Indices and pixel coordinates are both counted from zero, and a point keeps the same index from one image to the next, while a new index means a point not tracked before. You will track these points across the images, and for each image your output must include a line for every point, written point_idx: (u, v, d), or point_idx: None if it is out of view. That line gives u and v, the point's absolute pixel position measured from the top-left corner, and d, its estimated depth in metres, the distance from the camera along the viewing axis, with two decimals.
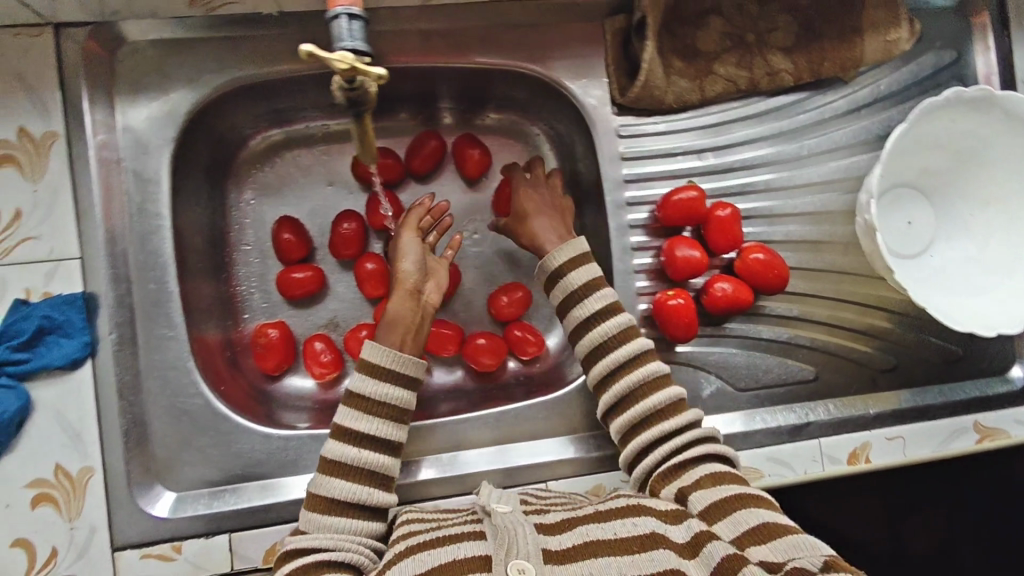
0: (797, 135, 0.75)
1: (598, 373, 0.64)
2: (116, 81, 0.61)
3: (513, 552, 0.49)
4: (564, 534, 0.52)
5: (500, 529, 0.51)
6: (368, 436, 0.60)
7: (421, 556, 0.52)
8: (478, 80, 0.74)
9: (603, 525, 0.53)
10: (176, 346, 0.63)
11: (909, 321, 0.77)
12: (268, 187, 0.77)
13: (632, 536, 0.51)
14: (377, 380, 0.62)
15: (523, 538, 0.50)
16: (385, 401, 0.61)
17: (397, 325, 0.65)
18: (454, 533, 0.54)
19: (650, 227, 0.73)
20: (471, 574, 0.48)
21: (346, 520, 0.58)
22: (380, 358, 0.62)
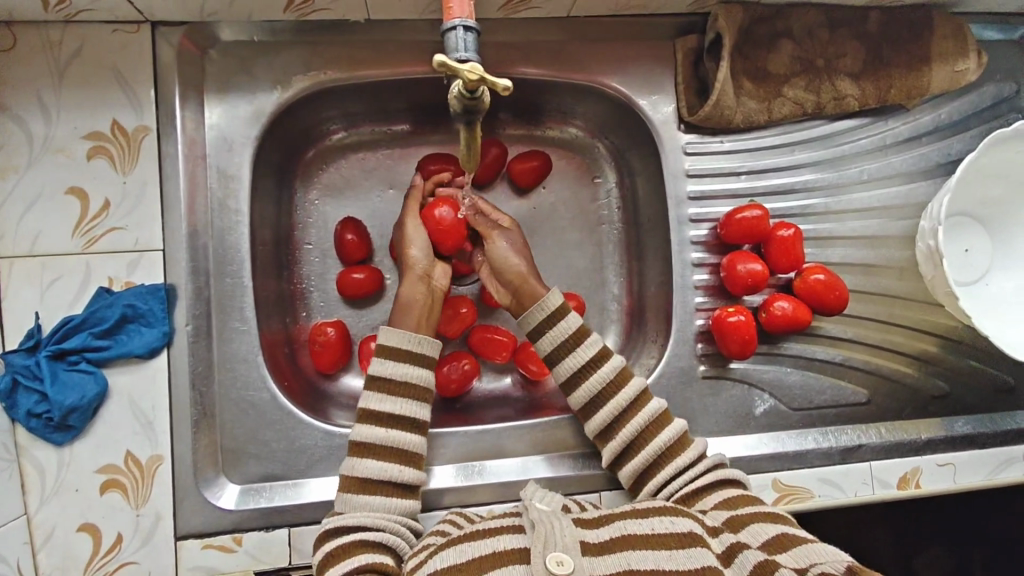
0: (859, 159, 0.76)
1: (599, 426, 0.65)
2: (205, 80, 0.64)
3: (550, 545, 0.50)
4: (601, 528, 0.53)
5: (535, 523, 0.52)
6: (391, 417, 0.61)
7: (460, 547, 0.53)
8: (546, 91, 0.76)
9: (640, 521, 0.54)
10: (248, 339, 0.64)
11: (963, 348, 0.77)
12: (333, 188, 0.78)
13: (670, 533, 0.52)
14: (397, 362, 0.63)
15: (559, 530, 0.51)
16: (409, 379, 0.63)
17: (410, 310, 0.67)
18: (494, 527, 0.55)
19: (710, 244, 0.73)
20: (511, 566, 0.49)
21: (382, 498, 0.59)
22: (394, 339, 0.64)
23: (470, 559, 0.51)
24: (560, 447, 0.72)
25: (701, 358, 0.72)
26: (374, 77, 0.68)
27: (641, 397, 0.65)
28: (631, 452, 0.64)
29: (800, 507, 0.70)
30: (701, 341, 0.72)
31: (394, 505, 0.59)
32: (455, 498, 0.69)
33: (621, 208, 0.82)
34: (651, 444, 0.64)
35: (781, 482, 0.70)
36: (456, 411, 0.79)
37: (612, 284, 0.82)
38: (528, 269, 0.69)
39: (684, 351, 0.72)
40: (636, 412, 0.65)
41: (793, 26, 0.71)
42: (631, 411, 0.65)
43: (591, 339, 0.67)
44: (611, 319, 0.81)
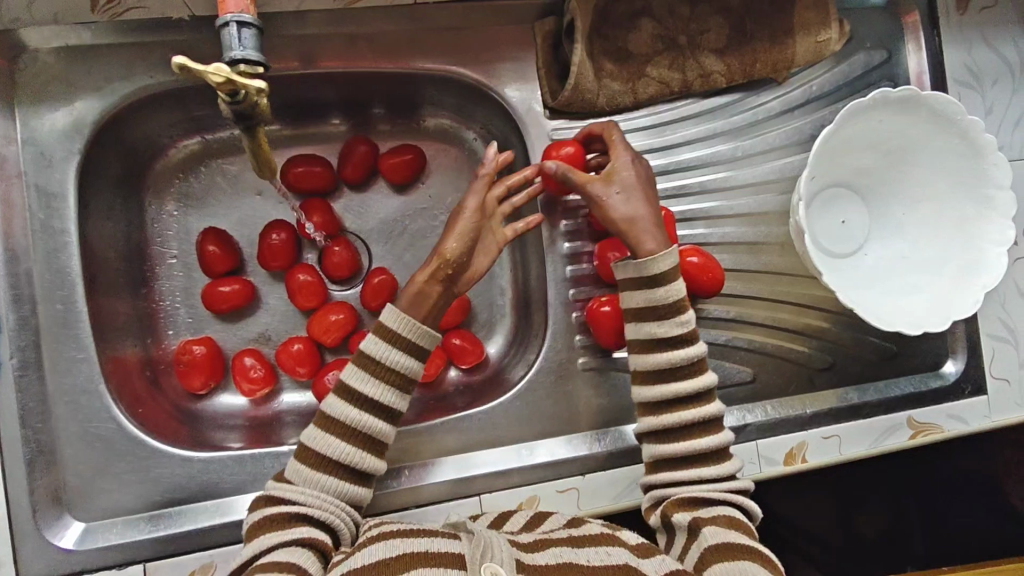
0: (732, 136, 0.75)
1: (647, 339, 0.60)
2: (17, 91, 0.59)
3: (487, 554, 0.47)
4: (538, 554, 0.51)
5: (477, 538, 0.50)
6: (359, 423, 0.56)
7: (391, 542, 0.51)
8: (409, 84, 0.72)
9: (576, 550, 0.51)
10: (87, 368, 0.60)
11: (846, 319, 0.77)
12: (191, 197, 0.74)
13: (604, 564, 0.50)
14: (397, 351, 0.58)
15: (500, 544, 0.49)
16: (397, 367, 0.58)
17: (424, 299, 0.60)
18: (432, 530, 0.54)
19: (584, 232, 0.72)
20: (440, 567, 0.47)
21: (331, 478, 0.56)
22: (405, 328, 0.58)
23: (398, 555, 0.49)
24: None
25: (582, 350, 0.71)
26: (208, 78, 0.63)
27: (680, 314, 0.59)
28: (665, 375, 0.59)
29: None
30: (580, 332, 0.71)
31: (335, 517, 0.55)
32: None
33: None
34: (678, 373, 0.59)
35: None
36: None
37: (498, 277, 0.80)
38: (646, 217, 0.62)
39: (563, 343, 0.70)
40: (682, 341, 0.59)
41: (653, 4, 0.69)
42: (669, 319, 0.59)
43: (664, 257, 0.60)
44: (500, 314, 0.80)
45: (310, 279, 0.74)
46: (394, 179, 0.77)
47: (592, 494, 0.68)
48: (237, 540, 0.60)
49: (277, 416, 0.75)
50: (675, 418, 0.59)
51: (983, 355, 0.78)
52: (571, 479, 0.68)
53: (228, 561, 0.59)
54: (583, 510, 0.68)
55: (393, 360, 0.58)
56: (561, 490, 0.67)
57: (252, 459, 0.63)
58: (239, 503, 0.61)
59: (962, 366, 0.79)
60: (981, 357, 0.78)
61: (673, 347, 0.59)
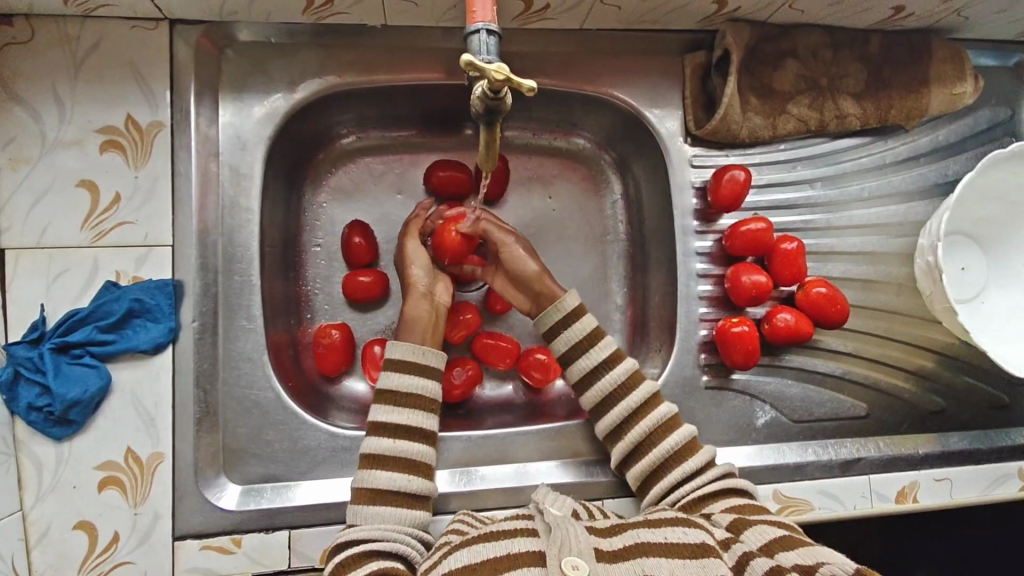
0: (859, 177, 0.78)
1: (610, 424, 0.66)
2: (221, 78, 0.65)
3: (565, 550, 0.49)
4: (615, 536, 0.53)
5: (552, 528, 0.52)
6: (405, 426, 0.61)
7: (474, 548, 0.52)
8: (558, 103, 0.77)
9: (654, 530, 0.53)
10: (254, 338, 0.63)
11: (959, 365, 0.79)
12: (341, 191, 0.79)
13: (683, 542, 0.52)
14: (403, 375, 0.63)
15: (575, 536, 0.51)
16: (411, 390, 0.62)
17: (416, 323, 0.67)
18: (511, 529, 0.54)
19: (714, 255, 0.75)
20: (526, 568, 0.48)
21: (396, 508, 0.58)
22: (401, 352, 0.64)
23: (483, 560, 0.50)
24: (561, 454, 0.72)
25: (704, 369, 0.73)
26: (386, 81, 0.68)
27: (633, 378, 0.67)
28: (638, 450, 0.65)
29: (800, 519, 0.71)
30: (705, 351, 0.73)
31: (405, 517, 0.58)
32: (456, 504, 0.69)
33: (626, 220, 0.83)
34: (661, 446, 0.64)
35: (781, 494, 0.71)
36: (458, 417, 0.78)
37: (615, 295, 0.83)
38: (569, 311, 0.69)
39: (688, 361, 0.73)
40: (642, 413, 0.65)
41: (798, 46, 0.73)
42: (628, 386, 0.66)
43: (603, 342, 0.68)
44: (613, 329, 0.82)
45: None
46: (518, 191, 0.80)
47: None
48: None
49: None
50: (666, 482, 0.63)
51: None
52: None
53: None
54: None
55: (416, 387, 0.63)
56: None
57: None
58: None
59: None
60: None
61: (624, 394, 0.66)
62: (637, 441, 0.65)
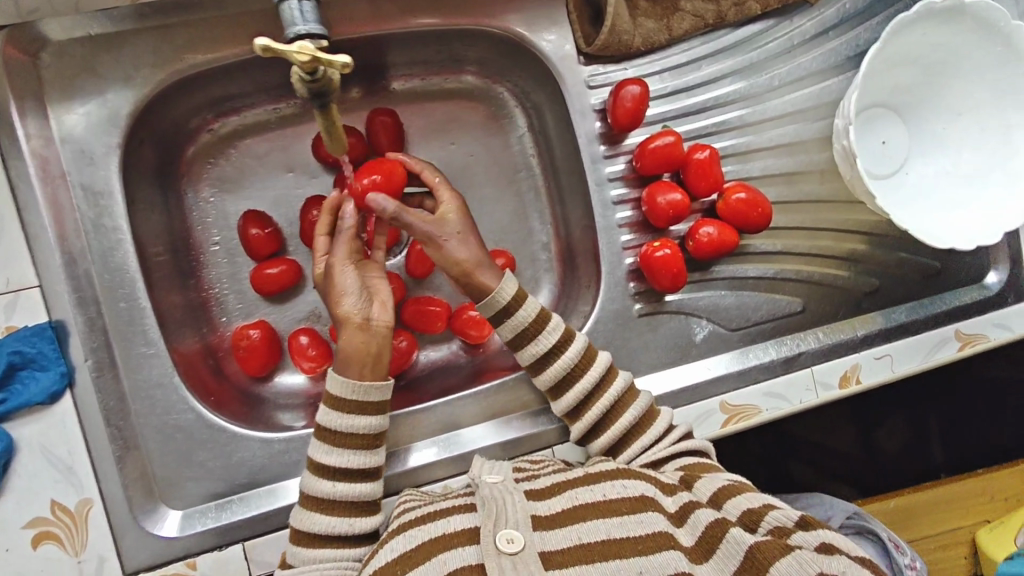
0: (767, 66, 0.74)
1: (550, 381, 0.64)
2: (46, 88, 0.58)
3: (501, 522, 0.50)
4: (552, 499, 0.53)
5: (488, 500, 0.52)
6: (343, 469, 0.58)
7: (409, 533, 0.52)
8: (437, 44, 0.72)
9: (593, 488, 0.54)
10: (159, 362, 0.60)
11: (889, 241, 0.78)
12: (226, 182, 0.73)
13: (622, 498, 0.53)
14: (343, 413, 0.58)
15: (511, 506, 0.51)
16: (352, 430, 0.58)
17: (352, 359, 0.59)
18: (449, 506, 0.54)
19: (628, 178, 0.71)
20: (460, 547, 0.50)
21: (335, 549, 0.56)
22: (349, 392, 0.58)
23: (419, 544, 0.51)
24: (507, 409, 0.72)
25: (635, 297, 0.71)
26: (238, 55, 0.62)
27: (566, 335, 0.64)
28: (585, 405, 0.63)
29: (749, 424, 0.71)
30: (634, 280, 0.71)
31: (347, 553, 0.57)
32: (410, 479, 0.68)
33: (536, 154, 0.79)
34: (600, 401, 0.63)
35: (728, 404, 0.71)
36: (401, 390, 0.77)
37: (539, 233, 0.80)
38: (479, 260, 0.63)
39: (617, 292, 0.71)
40: (585, 369, 0.63)
41: None
42: (563, 345, 0.63)
43: (529, 302, 0.64)
44: (543, 269, 0.79)
45: None
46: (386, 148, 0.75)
47: None
48: None
49: None
50: (609, 434, 0.63)
51: None
52: None
53: None
54: None
55: (361, 425, 0.59)
56: None
57: None
58: None
59: (1003, 276, 0.80)
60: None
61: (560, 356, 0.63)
62: (584, 396, 0.63)
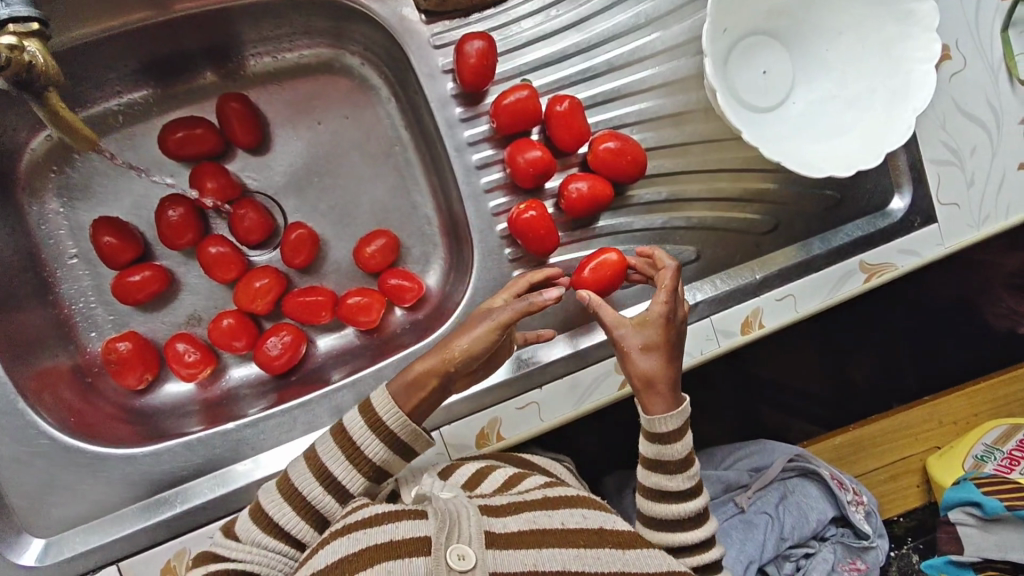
0: (631, 4, 0.69)
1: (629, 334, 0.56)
2: None
3: (454, 536, 0.45)
4: (508, 517, 0.49)
5: (442, 510, 0.47)
6: (335, 480, 0.53)
7: (353, 536, 0.48)
8: (274, 12, 0.68)
9: (552, 514, 0.51)
10: (1, 390, 0.58)
11: (783, 176, 0.74)
12: (73, 189, 0.69)
13: (580, 528, 0.50)
14: (376, 436, 0.54)
15: (468, 519, 0.46)
16: (371, 454, 0.54)
17: (419, 389, 0.55)
18: (395, 512, 0.49)
19: (492, 138, 0.66)
20: (408, 559, 0.44)
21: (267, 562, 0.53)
22: (395, 423, 0.54)
23: (361, 549, 0.46)
24: None
25: (515, 265, 0.67)
26: None
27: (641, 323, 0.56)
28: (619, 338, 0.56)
29: None
30: (509, 246, 0.67)
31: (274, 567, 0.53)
32: None
33: (406, 124, 0.75)
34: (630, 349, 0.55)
35: None
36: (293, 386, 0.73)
37: (422, 208, 0.76)
38: (649, 351, 0.55)
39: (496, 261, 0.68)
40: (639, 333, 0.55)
41: None
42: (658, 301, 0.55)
43: (643, 333, 0.55)
44: (432, 245, 0.76)
45: (223, 250, 0.70)
46: (241, 136, 0.70)
47: (551, 405, 0.67)
48: (203, 524, 0.59)
49: (229, 393, 0.73)
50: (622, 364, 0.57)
51: (930, 184, 0.76)
52: (529, 394, 0.67)
53: (199, 543, 0.59)
54: (545, 421, 0.68)
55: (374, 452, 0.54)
56: (520, 407, 0.67)
57: (201, 444, 0.61)
58: (194, 489, 0.60)
59: (909, 201, 0.76)
60: (927, 187, 0.76)
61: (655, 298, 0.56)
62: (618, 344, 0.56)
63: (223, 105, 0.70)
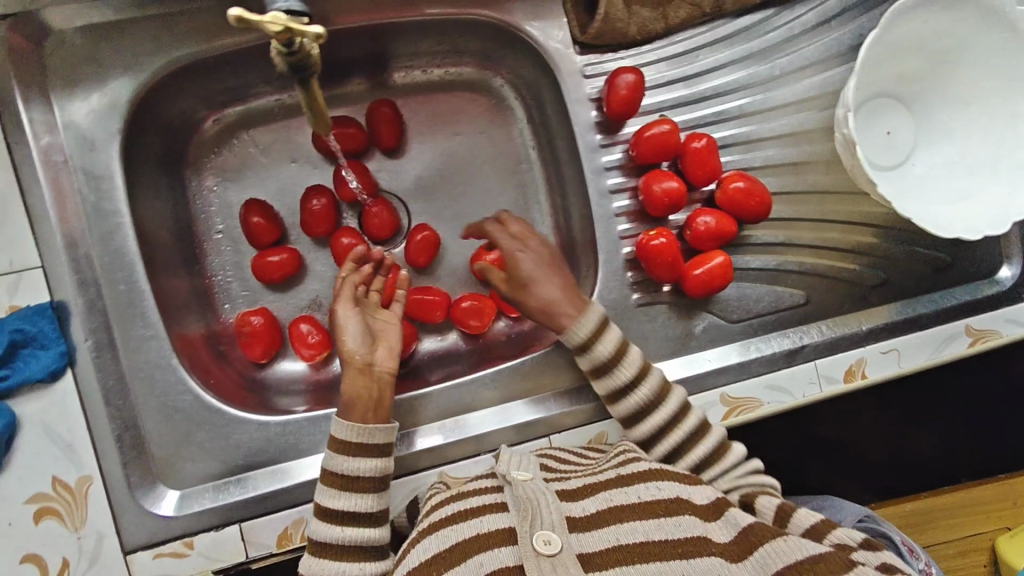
0: (769, 55, 0.73)
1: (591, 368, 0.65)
2: (50, 75, 0.59)
3: (537, 524, 0.48)
4: (587, 499, 0.52)
5: (522, 499, 0.51)
6: (357, 477, 0.58)
7: (443, 531, 0.52)
8: (437, 33, 0.72)
9: (627, 489, 0.53)
10: (157, 344, 0.61)
11: (895, 233, 0.76)
12: (228, 171, 0.74)
13: (655, 500, 0.51)
14: (348, 455, 0.59)
15: (546, 506, 0.50)
16: (353, 472, 0.58)
17: (355, 402, 0.61)
18: (477, 505, 0.53)
19: (626, 166, 0.71)
20: (498, 548, 0.49)
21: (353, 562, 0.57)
22: (353, 434, 0.59)
23: (451, 545, 0.50)
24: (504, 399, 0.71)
25: (633, 287, 0.71)
26: (236, 45, 0.63)
27: (622, 352, 0.64)
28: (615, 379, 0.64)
29: (749, 417, 0.70)
30: (631, 270, 0.71)
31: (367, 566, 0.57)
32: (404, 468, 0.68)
33: (536, 145, 0.79)
34: (656, 417, 0.63)
35: (728, 396, 0.70)
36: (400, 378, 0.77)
37: (538, 225, 0.80)
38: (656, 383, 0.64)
39: (615, 282, 0.71)
40: (642, 384, 0.64)
41: None
42: (619, 361, 0.64)
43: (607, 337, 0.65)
44: None
45: (353, 242, 0.74)
46: (386, 138, 0.75)
47: None
48: None
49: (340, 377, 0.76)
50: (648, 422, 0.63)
51: None
52: None
53: None
54: None
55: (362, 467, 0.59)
56: None
57: (326, 420, 0.64)
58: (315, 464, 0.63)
59: (1017, 271, 0.78)
60: None
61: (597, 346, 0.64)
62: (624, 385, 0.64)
63: (373, 110, 0.75)
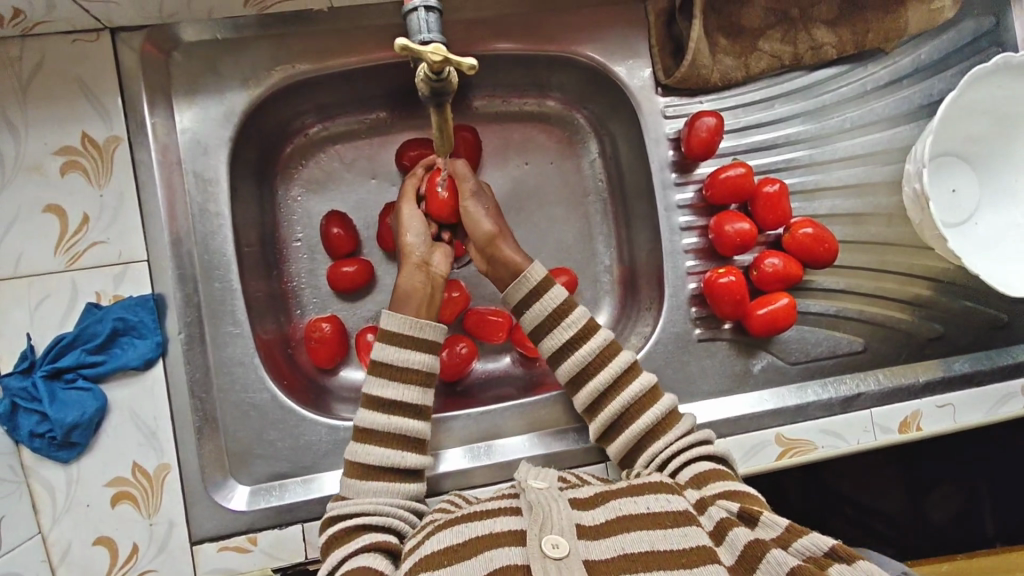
0: (840, 109, 0.76)
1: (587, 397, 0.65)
2: (173, 83, 0.64)
3: (547, 528, 0.48)
4: (597, 509, 0.51)
5: (534, 505, 0.50)
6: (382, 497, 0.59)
7: (456, 528, 0.51)
8: (525, 69, 0.76)
9: (637, 499, 0.52)
10: (242, 342, 0.64)
11: (954, 289, 0.77)
12: (313, 183, 0.77)
13: (665, 511, 0.51)
14: (371, 440, 0.60)
15: (557, 511, 0.49)
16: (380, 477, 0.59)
17: (409, 296, 0.65)
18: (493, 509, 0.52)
19: (696, 206, 0.74)
20: (507, 547, 0.48)
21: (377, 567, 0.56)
22: (381, 390, 0.61)
23: (466, 540, 0.49)
24: (561, 423, 0.72)
25: (696, 322, 0.73)
26: (342, 66, 0.67)
27: (610, 348, 0.66)
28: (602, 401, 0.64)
29: (803, 459, 0.71)
30: (696, 306, 0.73)
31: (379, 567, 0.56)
32: (460, 482, 0.69)
33: (606, 178, 0.82)
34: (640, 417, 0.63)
35: (784, 436, 0.71)
36: (457, 395, 0.79)
37: (602, 255, 0.82)
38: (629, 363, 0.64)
39: (679, 315, 0.73)
40: (646, 407, 0.63)
41: None
42: (603, 359, 0.65)
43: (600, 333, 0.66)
44: (603, 291, 0.81)
45: None
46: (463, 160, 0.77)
47: None
48: None
49: None
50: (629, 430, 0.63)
51: None
52: None
53: None
54: None
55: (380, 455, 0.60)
56: None
57: None
58: None
59: None
60: None
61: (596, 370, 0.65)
62: (598, 394, 0.64)
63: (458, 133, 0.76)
